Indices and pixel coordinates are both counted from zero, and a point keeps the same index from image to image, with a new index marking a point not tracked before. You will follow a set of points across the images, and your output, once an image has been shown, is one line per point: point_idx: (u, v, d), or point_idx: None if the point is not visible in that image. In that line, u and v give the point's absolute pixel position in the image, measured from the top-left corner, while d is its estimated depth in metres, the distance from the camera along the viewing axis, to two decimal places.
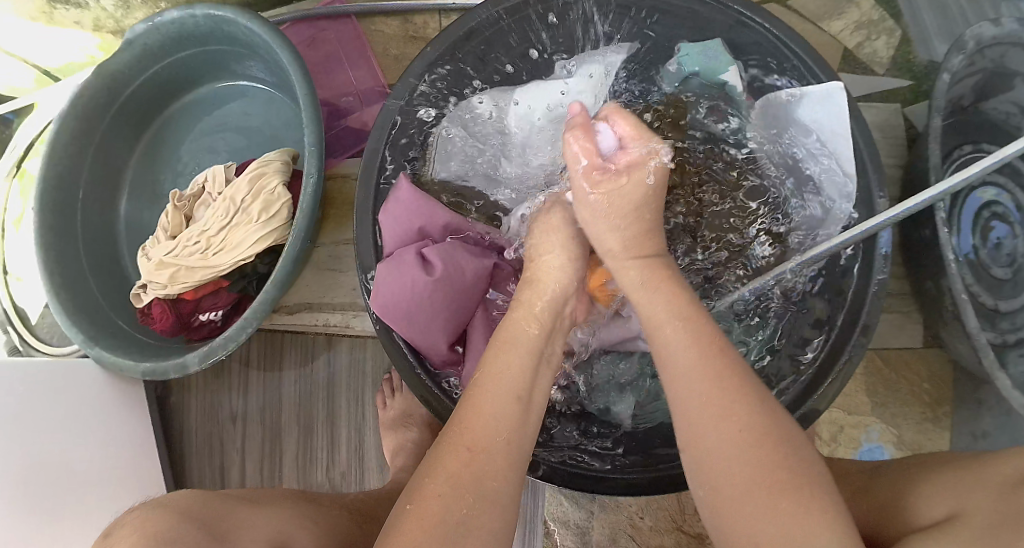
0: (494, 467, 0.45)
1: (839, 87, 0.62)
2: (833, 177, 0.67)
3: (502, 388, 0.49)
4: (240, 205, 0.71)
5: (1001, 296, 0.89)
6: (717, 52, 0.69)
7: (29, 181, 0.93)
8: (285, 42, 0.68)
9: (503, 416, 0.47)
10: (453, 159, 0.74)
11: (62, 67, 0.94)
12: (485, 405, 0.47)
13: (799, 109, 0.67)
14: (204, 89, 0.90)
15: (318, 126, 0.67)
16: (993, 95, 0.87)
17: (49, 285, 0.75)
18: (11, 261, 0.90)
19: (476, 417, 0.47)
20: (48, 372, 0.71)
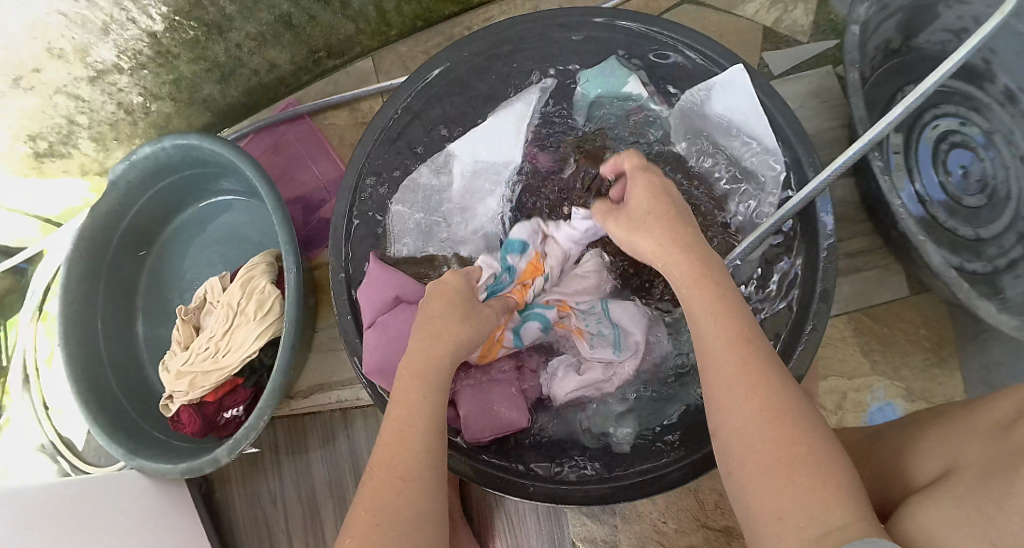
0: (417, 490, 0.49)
1: (740, 71, 0.68)
2: (756, 154, 0.71)
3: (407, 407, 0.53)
4: (238, 307, 0.78)
5: (980, 224, 0.89)
6: (614, 71, 0.74)
7: (52, 321, 1.01)
8: (245, 154, 0.75)
9: (409, 433, 0.51)
10: (406, 234, 0.76)
11: (62, 213, 1.02)
12: (394, 431, 0.52)
13: (710, 100, 0.72)
14: (190, 210, 0.97)
15: (288, 223, 0.73)
16: (922, 32, 0.90)
17: (87, 411, 0.81)
18: (50, 397, 0.98)
19: (385, 449, 0.51)
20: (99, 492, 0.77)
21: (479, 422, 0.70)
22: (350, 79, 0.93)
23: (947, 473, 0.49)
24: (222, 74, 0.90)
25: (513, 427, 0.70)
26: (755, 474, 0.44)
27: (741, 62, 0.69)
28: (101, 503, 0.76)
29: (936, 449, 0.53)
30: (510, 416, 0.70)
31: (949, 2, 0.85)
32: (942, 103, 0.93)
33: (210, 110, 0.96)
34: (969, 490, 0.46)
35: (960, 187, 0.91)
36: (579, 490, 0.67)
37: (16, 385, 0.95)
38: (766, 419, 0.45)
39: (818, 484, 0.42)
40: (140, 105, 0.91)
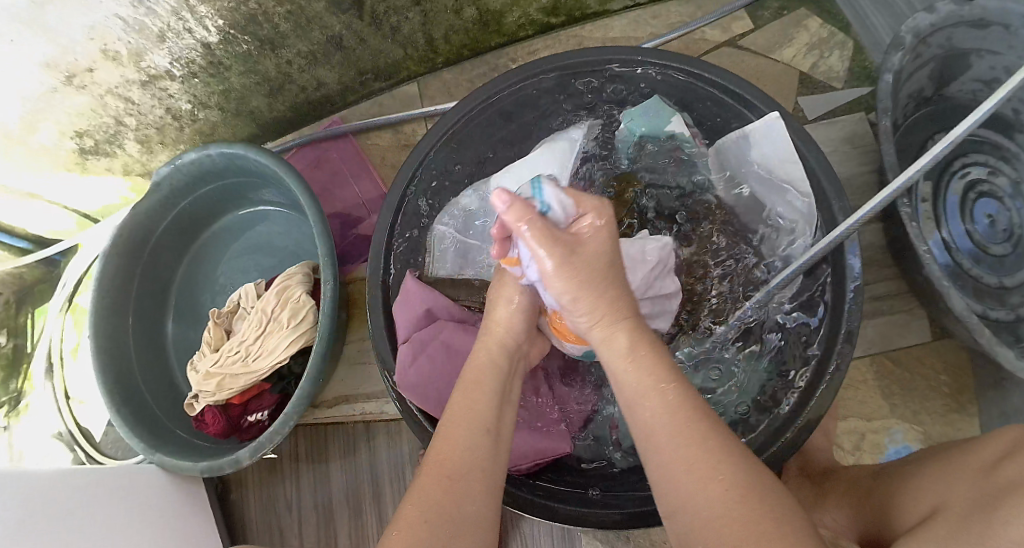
0: (471, 493, 0.50)
1: (777, 117, 0.70)
2: (793, 205, 0.72)
3: (471, 415, 0.55)
4: (271, 314, 0.79)
5: (1004, 273, 0.90)
6: (658, 110, 0.76)
7: (81, 312, 1.04)
8: (288, 166, 0.77)
9: (474, 446, 0.52)
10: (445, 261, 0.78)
11: (100, 209, 1.06)
12: (456, 436, 0.53)
13: (749, 148, 0.73)
14: (230, 216, 1.00)
15: (328, 237, 0.75)
16: (957, 77, 0.92)
17: (111, 405, 0.83)
18: (73, 387, 1.00)
19: (445, 454, 0.52)
20: (116, 489, 0.78)
21: (519, 451, 0.71)
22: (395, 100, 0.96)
23: (931, 514, 0.51)
24: (271, 90, 0.93)
25: (555, 454, 0.71)
26: (705, 513, 0.45)
27: (778, 110, 0.70)
28: (121, 499, 0.78)
29: (927, 488, 0.55)
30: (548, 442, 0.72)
31: (981, 53, 0.87)
32: (970, 153, 0.95)
33: (256, 122, 0.99)
34: (951, 531, 0.47)
35: (987, 235, 0.92)
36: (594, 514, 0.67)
37: (39, 372, 0.97)
38: (704, 470, 0.46)
39: (770, 529, 0.42)
40: (188, 112, 0.95)
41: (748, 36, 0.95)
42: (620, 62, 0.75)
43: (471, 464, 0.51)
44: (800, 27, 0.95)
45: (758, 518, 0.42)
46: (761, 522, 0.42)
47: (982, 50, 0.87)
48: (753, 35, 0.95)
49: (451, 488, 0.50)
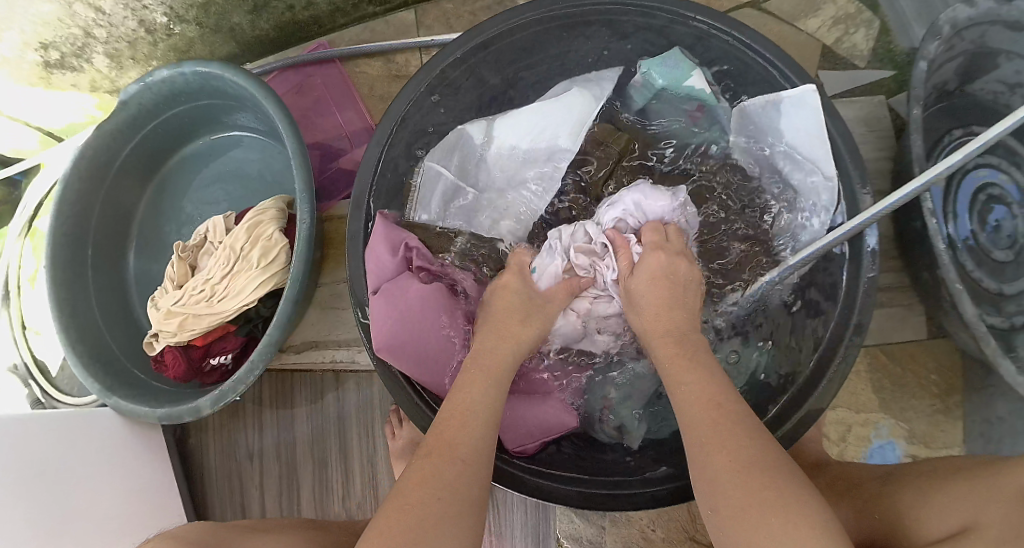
0: (460, 475, 0.47)
1: (812, 90, 0.64)
2: (814, 184, 0.68)
3: (466, 407, 0.53)
4: (240, 253, 0.73)
5: (1004, 280, 0.87)
6: (678, 61, 0.71)
7: (41, 238, 0.96)
8: (272, 95, 0.70)
9: (469, 437, 0.50)
10: (431, 205, 0.74)
11: (65, 127, 0.97)
12: (457, 420, 0.52)
13: (777, 115, 0.68)
14: (201, 141, 0.92)
15: (309, 171, 0.69)
16: (981, 75, 0.87)
17: (65, 338, 0.77)
18: (30, 317, 0.93)
19: (438, 439, 0.50)
20: (71, 419, 0.74)
21: (523, 430, 0.67)
22: (390, 28, 0.89)
23: (961, 532, 0.47)
24: (254, 5, 0.85)
25: (559, 429, 0.68)
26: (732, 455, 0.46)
27: (814, 81, 0.65)
28: (80, 438, 0.74)
29: (951, 503, 0.51)
30: (556, 415, 0.68)
31: (1011, 55, 0.81)
32: (985, 155, 0.90)
33: (236, 40, 0.91)
34: None
35: (991, 239, 0.89)
36: (569, 486, 0.63)
37: None
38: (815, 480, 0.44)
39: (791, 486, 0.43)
40: (163, 27, 0.87)
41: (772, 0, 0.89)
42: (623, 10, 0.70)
43: (478, 447, 0.50)
44: None
45: (792, 499, 0.43)
46: (792, 502, 0.43)
47: (1012, 51, 0.81)
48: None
49: (440, 479, 0.47)
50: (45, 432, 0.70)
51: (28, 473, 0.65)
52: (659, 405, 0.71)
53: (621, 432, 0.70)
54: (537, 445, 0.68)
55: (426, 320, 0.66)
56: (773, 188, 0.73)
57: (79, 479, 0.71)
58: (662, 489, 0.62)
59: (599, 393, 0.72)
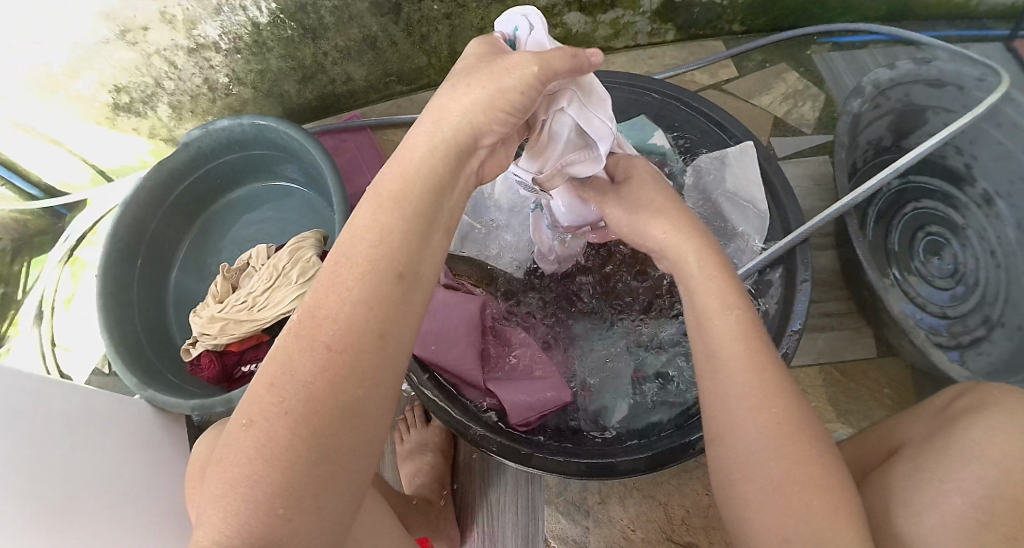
0: (360, 374, 0.41)
1: (751, 146, 0.78)
2: (753, 222, 0.79)
3: (355, 253, 0.43)
4: (281, 270, 0.86)
5: (950, 304, 0.98)
6: (644, 125, 0.85)
7: (80, 265, 1.12)
8: (319, 143, 0.86)
9: (353, 284, 0.42)
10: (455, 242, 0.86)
11: (117, 168, 1.15)
12: (344, 277, 0.42)
13: (724, 169, 0.81)
14: (247, 186, 1.07)
15: (346, 208, 0.83)
16: (912, 132, 0.98)
17: (111, 339, 0.89)
18: (64, 335, 1.07)
19: (326, 298, 0.42)
20: (102, 422, 0.83)
21: (522, 404, 0.73)
22: (413, 106, 1.10)
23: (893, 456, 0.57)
24: (303, 76, 1.03)
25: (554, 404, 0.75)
26: (749, 459, 0.49)
27: (753, 138, 0.79)
28: (100, 420, 0.83)
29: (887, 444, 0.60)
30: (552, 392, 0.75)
31: (938, 110, 0.95)
32: (922, 199, 1.03)
33: (284, 106, 1.10)
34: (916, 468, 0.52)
35: (934, 269, 1.00)
36: (572, 460, 0.69)
37: (31, 315, 1.05)
38: (780, 439, 0.48)
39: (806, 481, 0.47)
40: (223, 86, 1.03)
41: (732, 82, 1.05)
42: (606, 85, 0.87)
43: (359, 323, 0.41)
44: (779, 78, 1.05)
45: (809, 495, 0.46)
46: (811, 500, 0.46)
47: (937, 107, 0.95)
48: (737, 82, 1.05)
49: (344, 371, 0.41)
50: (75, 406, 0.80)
51: (52, 466, 0.72)
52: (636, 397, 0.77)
53: (598, 416, 0.76)
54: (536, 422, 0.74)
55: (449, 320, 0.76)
56: (713, 228, 0.82)
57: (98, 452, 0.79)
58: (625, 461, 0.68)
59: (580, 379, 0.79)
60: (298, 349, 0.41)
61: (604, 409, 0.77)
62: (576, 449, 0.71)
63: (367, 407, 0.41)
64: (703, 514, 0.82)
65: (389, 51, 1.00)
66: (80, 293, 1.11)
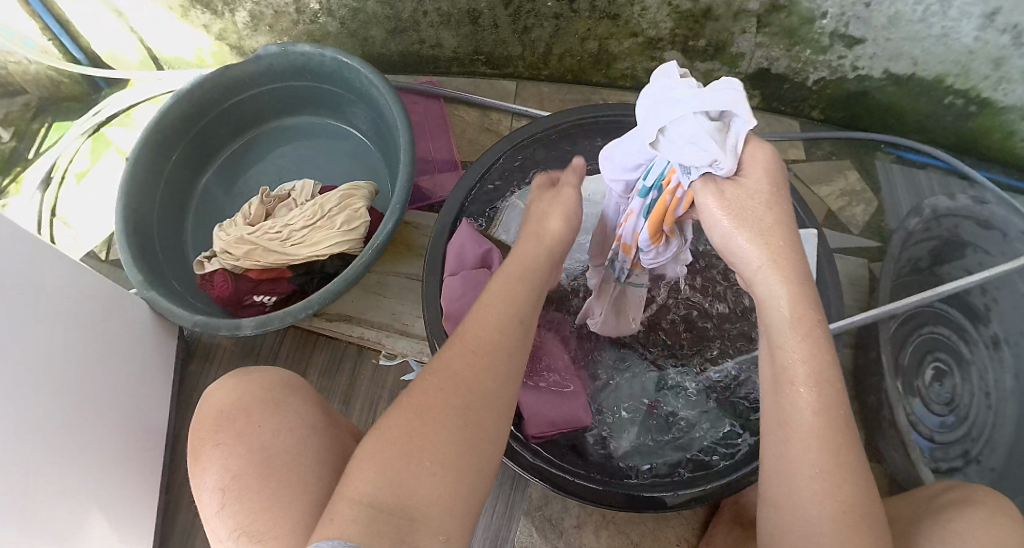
0: (495, 404, 0.47)
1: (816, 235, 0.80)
2: None
3: (500, 311, 0.52)
4: (326, 212, 0.83)
5: (939, 430, 0.96)
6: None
7: (103, 142, 1.09)
8: (398, 99, 0.83)
9: (500, 332, 0.50)
10: (509, 229, 0.83)
11: (173, 59, 1.11)
12: (488, 315, 0.51)
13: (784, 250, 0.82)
14: (307, 117, 1.02)
15: (412, 168, 0.79)
16: (949, 261, 0.97)
17: (122, 230, 0.85)
18: (70, 210, 1.03)
19: (475, 331, 0.50)
20: (104, 322, 0.80)
21: (545, 419, 0.74)
22: (492, 89, 1.08)
23: None
24: (394, 28, 1.01)
25: (576, 423, 0.75)
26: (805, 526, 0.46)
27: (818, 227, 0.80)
28: (106, 325, 0.81)
29: None
30: (575, 411, 0.75)
31: (977, 249, 0.96)
32: (939, 324, 0.99)
33: (363, 50, 1.08)
34: None
35: (934, 392, 0.97)
36: (577, 481, 0.71)
37: (39, 180, 1.03)
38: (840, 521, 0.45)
39: None
40: (312, 14, 1.00)
41: (798, 163, 1.08)
42: None
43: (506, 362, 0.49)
44: (842, 173, 1.07)
45: None
46: None
47: (978, 247, 0.96)
48: (803, 165, 1.08)
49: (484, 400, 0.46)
50: (84, 293, 0.78)
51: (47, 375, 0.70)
52: (644, 432, 0.79)
53: (607, 445, 0.78)
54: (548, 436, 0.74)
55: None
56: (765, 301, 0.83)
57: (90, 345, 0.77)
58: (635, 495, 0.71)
59: (598, 403, 0.80)
60: (463, 357, 0.48)
61: (613, 435, 0.78)
62: (571, 466, 0.73)
63: (492, 432, 0.45)
64: None
65: (486, 32, 0.99)
66: (95, 172, 1.08)
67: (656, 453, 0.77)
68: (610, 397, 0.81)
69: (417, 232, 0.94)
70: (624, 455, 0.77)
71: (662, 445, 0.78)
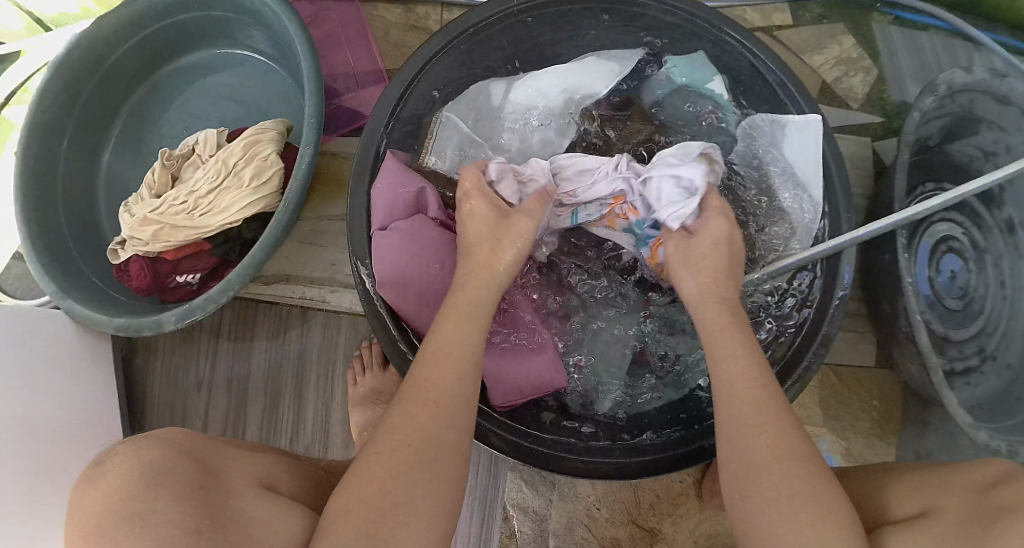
0: (447, 432, 0.47)
1: (817, 121, 0.69)
2: (797, 200, 0.72)
3: (458, 345, 0.52)
4: (232, 169, 0.70)
5: (952, 326, 0.88)
6: (704, 64, 0.73)
7: (6, 127, 0.95)
8: (295, 15, 0.70)
9: (458, 372, 0.50)
10: (447, 156, 0.72)
11: (57, 17, 0.97)
12: (447, 362, 0.50)
13: (779, 136, 0.72)
14: (210, 54, 0.89)
15: (320, 99, 0.68)
16: (961, 137, 0.90)
17: (26, 233, 0.74)
18: None
19: (434, 375, 0.50)
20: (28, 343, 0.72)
21: (509, 386, 0.66)
22: None
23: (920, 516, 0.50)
24: None
25: (549, 389, 0.67)
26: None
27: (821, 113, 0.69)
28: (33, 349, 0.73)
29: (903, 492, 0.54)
30: (547, 372, 0.66)
31: (993, 125, 0.85)
32: (950, 211, 0.89)
33: None
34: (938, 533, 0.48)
35: (944, 287, 0.88)
36: (566, 454, 0.64)
37: None
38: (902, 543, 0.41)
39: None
40: None
41: (786, 30, 0.94)
42: (646, 2, 0.72)
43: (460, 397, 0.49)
44: (835, 39, 0.93)
45: None
46: None
47: (994, 122, 0.85)
48: (791, 31, 0.94)
49: (439, 440, 0.47)
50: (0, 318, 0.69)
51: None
52: (632, 379, 0.71)
53: (593, 400, 0.70)
54: (519, 403, 0.67)
55: (432, 263, 0.66)
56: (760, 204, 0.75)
57: (19, 385, 0.69)
58: (632, 462, 0.63)
59: (575, 355, 0.72)
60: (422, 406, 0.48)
61: (600, 388, 0.70)
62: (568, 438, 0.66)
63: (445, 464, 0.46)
64: (672, 502, 0.76)
65: None
66: (6, 160, 0.95)
67: (648, 400, 0.70)
68: (588, 347, 0.72)
69: (347, 164, 0.82)
70: (617, 406, 0.70)
71: (654, 389, 0.71)
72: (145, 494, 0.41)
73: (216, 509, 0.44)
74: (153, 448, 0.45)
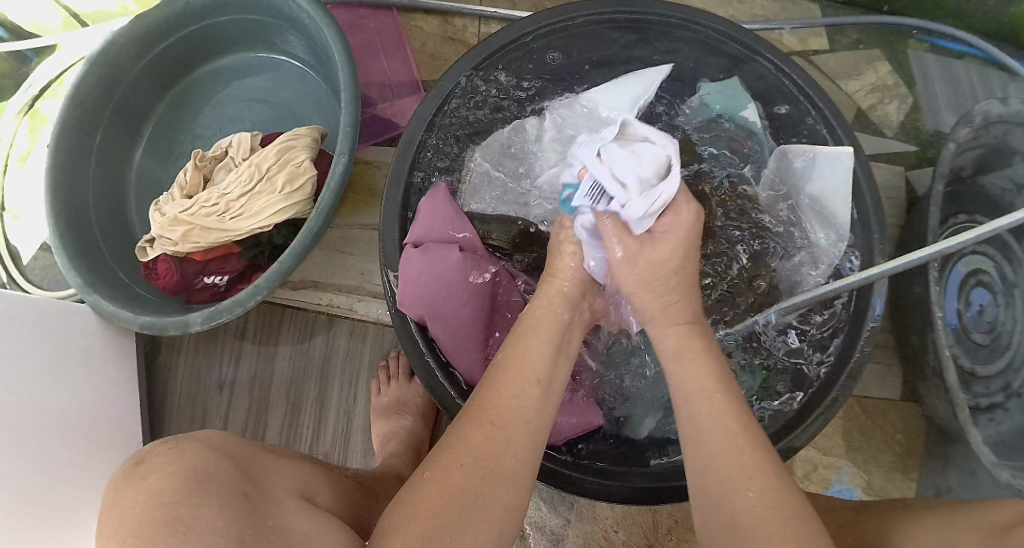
0: (513, 444, 0.47)
1: (848, 154, 0.67)
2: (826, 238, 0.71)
3: (527, 369, 0.50)
4: (265, 173, 0.71)
5: (979, 361, 0.84)
6: (737, 91, 0.73)
7: (40, 120, 0.95)
8: (333, 24, 0.70)
9: (519, 398, 0.49)
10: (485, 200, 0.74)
11: (93, 13, 0.98)
12: (514, 386, 0.49)
13: (808, 168, 0.70)
14: (245, 56, 0.89)
15: (355, 108, 0.68)
16: (993, 169, 0.84)
17: (55, 226, 0.74)
18: (13, 200, 0.92)
19: (494, 399, 0.48)
20: (52, 341, 0.71)
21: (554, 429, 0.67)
22: None
23: None
24: None
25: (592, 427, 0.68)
26: None
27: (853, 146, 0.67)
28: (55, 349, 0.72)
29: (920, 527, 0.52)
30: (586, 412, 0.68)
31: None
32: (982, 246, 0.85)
33: None
34: None
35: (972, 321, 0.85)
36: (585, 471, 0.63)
37: None
38: None
39: None
40: None
41: (822, 55, 0.93)
42: (687, 22, 0.70)
43: (529, 420, 0.48)
44: (871, 65, 0.92)
45: None
46: None
47: None
48: (827, 56, 0.93)
49: (480, 457, 0.46)
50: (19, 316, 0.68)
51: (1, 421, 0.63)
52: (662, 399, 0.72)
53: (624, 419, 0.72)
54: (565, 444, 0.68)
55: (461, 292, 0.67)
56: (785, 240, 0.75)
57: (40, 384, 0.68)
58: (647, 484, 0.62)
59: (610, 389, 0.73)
60: (473, 424, 0.47)
61: (631, 416, 0.71)
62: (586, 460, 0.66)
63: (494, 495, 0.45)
64: (690, 527, 0.75)
65: None
66: (37, 153, 0.95)
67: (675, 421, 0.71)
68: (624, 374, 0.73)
69: (380, 172, 0.82)
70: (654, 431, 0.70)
71: None
72: (189, 497, 0.40)
73: (258, 519, 0.43)
74: (193, 453, 0.44)
